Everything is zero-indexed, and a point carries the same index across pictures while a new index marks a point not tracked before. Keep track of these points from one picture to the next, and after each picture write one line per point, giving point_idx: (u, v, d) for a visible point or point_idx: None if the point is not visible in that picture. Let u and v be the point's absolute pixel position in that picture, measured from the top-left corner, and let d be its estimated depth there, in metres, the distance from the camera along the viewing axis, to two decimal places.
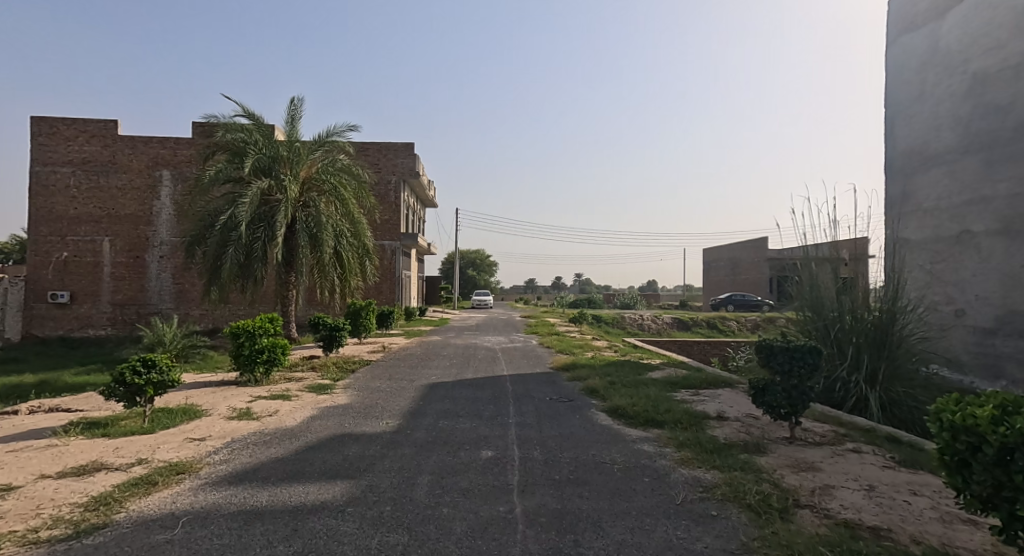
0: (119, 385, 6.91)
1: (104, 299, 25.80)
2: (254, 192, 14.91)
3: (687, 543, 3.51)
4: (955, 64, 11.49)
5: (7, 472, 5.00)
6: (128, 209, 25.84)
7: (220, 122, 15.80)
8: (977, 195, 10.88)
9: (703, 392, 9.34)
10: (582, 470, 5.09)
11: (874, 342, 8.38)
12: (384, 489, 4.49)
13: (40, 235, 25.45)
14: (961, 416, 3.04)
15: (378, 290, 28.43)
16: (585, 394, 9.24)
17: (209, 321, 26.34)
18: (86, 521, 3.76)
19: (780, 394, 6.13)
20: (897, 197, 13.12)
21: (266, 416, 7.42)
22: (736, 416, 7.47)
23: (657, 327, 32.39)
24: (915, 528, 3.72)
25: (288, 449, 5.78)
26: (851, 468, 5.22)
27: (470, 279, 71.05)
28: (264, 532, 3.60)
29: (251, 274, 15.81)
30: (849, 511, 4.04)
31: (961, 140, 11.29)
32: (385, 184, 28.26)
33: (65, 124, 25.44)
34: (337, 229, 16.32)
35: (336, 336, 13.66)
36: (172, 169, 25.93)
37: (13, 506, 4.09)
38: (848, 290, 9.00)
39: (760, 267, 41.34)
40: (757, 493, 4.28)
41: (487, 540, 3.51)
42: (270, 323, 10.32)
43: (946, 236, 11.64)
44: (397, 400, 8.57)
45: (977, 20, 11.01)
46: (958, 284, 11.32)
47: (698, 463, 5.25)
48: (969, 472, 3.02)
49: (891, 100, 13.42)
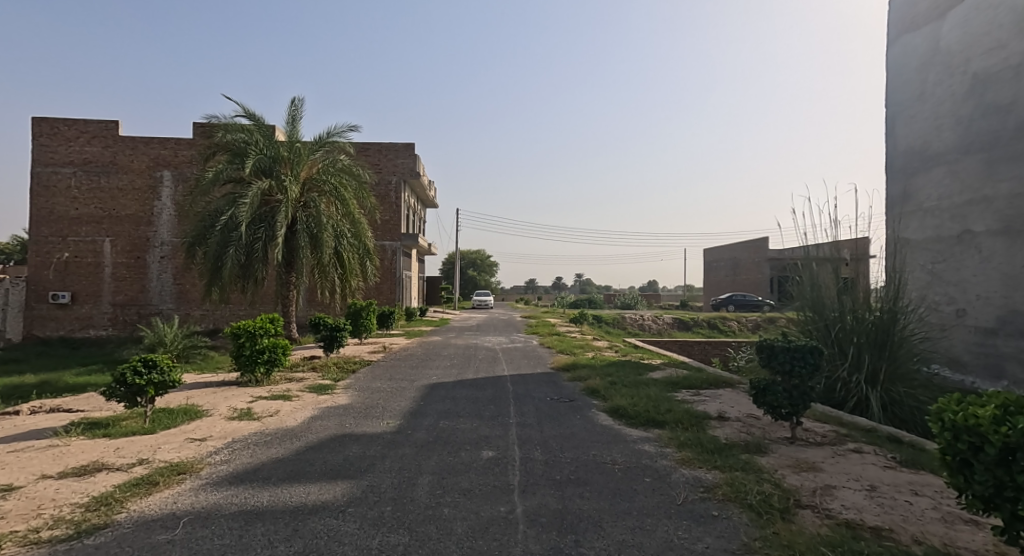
0: (120, 385, 6.91)
1: (105, 299, 25.83)
2: (255, 193, 14.92)
3: (688, 543, 3.50)
4: (956, 64, 11.49)
5: (8, 472, 5.00)
6: (129, 210, 25.86)
7: (220, 122, 15.81)
8: (978, 195, 10.86)
9: (703, 392, 9.34)
10: (584, 470, 5.08)
11: (875, 342, 8.37)
12: (385, 489, 4.49)
13: (41, 236, 25.48)
14: (963, 416, 3.03)
15: (379, 290, 28.45)
16: (586, 394, 9.24)
17: (209, 321, 26.36)
18: (87, 522, 3.77)
19: (781, 394, 6.13)
20: (898, 197, 13.10)
21: (267, 417, 7.43)
22: (737, 417, 7.47)
23: (658, 327, 32.39)
24: (916, 529, 3.71)
25: (289, 450, 5.79)
26: (852, 468, 5.21)
27: (471, 279, 71.10)
28: (265, 532, 3.61)
29: (252, 274, 15.82)
30: (850, 511, 4.04)
31: (962, 139, 11.28)
32: (385, 184, 28.26)
33: (66, 125, 25.48)
34: (338, 230, 16.33)
35: (337, 337, 13.67)
36: (173, 170, 25.95)
37: (15, 506, 4.10)
38: (849, 290, 8.99)
39: (760, 267, 41.36)
40: (758, 493, 4.28)
41: (488, 540, 3.51)
42: (270, 323, 10.33)
43: (947, 236, 11.62)
44: (398, 400, 8.58)
45: (978, 20, 11.00)
46: (959, 284, 11.31)
47: (699, 463, 5.25)
48: (971, 472, 3.01)
49: (892, 100, 13.42)
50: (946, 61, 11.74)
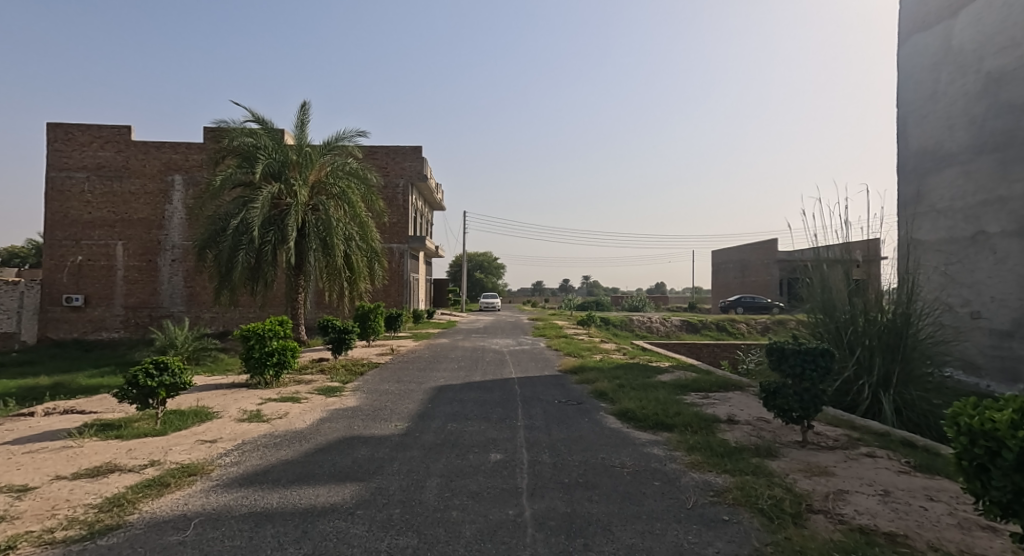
0: (133, 386, 6.97)
1: (117, 302, 26.12)
2: (265, 197, 15.01)
3: (698, 548, 3.47)
4: (969, 63, 11.38)
5: (24, 472, 5.09)
6: (141, 213, 26.11)
7: (230, 127, 15.89)
8: (993, 195, 10.73)
9: (712, 395, 9.29)
10: (592, 473, 5.07)
11: (888, 344, 8.29)
12: (393, 492, 4.50)
13: (55, 239, 25.89)
14: (979, 420, 2.98)
15: (386, 292, 28.53)
16: (594, 397, 9.21)
17: (220, 323, 26.66)
18: (100, 522, 3.81)
19: (791, 397, 6.06)
20: (910, 198, 12.98)
21: (277, 419, 7.50)
22: (747, 419, 7.42)
23: (666, 328, 32.16)
24: (932, 535, 3.66)
25: (299, 451, 5.84)
26: (866, 472, 5.16)
27: (478, 282, 71.64)
28: (275, 534, 3.62)
29: (261, 277, 15.99)
30: (864, 516, 3.99)
31: (975, 139, 11.18)
32: (393, 187, 28.42)
33: (80, 130, 25.89)
34: (347, 233, 16.44)
35: (346, 339, 13.71)
36: (184, 173, 26.21)
37: (30, 506, 4.16)
38: (860, 292, 8.89)
39: (769, 268, 41.04)
40: (769, 498, 4.23)
41: (496, 543, 3.51)
42: (280, 325, 10.43)
43: (960, 237, 11.51)
44: (405, 403, 8.63)
45: (991, 19, 10.91)
46: (974, 285, 11.16)
47: (708, 467, 5.22)
48: (987, 477, 2.96)
49: (902, 100, 13.33)
50: (959, 61, 11.63)
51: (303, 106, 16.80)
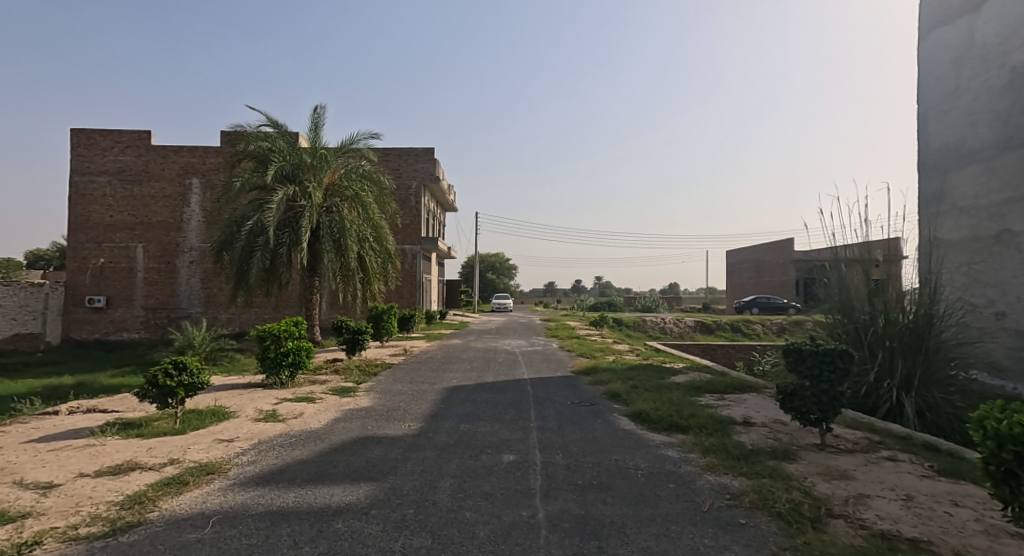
0: (152, 386, 7.05)
1: (137, 303, 26.59)
2: (280, 199, 15.17)
3: (714, 552, 3.42)
4: (992, 58, 11.13)
5: (48, 470, 5.16)
6: (160, 216, 26.54)
7: (246, 132, 16.11)
8: (1018, 193, 10.47)
9: (728, 397, 9.15)
10: (606, 475, 5.02)
11: (909, 346, 8.12)
12: (406, 492, 4.50)
13: (78, 242, 26.41)
14: (1007, 425, 2.89)
15: (399, 293, 28.66)
16: (607, 398, 9.14)
17: (236, 324, 27.01)
18: (122, 520, 3.85)
19: (809, 399, 5.94)
20: (932, 196, 12.73)
21: (292, 419, 7.55)
22: (763, 422, 7.31)
23: (679, 329, 31.90)
24: (957, 541, 3.57)
25: (313, 451, 5.87)
26: (887, 477, 5.05)
27: (490, 282, 71.76)
28: (290, 532, 3.64)
29: (277, 279, 16.16)
30: (886, 521, 3.91)
31: (999, 136, 10.93)
32: (405, 189, 28.57)
33: (101, 135, 26.37)
34: (360, 235, 16.52)
35: (359, 339, 13.77)
36: (201, 177, 26.59)
37: (54, 503, 4.22)
38: (879, 292, 8.75)
39: (785, 268, 40.55)
40: (787, 502, 4.16)
41: (510, 545, 3.48)
42: (295, 326, 10.54)
43: (984, 235, 11.26)
44: (418, 403, 8.63)
45: (1015, 12, 10.64)
46: (999, 285, 10.90)
47: (724, 469, 5.14)
48: (1017, 483, 2.87)
49: (924, 96, 13.07)
50: (982, 56, 11.36)
51: (316, 110, 16.95)
